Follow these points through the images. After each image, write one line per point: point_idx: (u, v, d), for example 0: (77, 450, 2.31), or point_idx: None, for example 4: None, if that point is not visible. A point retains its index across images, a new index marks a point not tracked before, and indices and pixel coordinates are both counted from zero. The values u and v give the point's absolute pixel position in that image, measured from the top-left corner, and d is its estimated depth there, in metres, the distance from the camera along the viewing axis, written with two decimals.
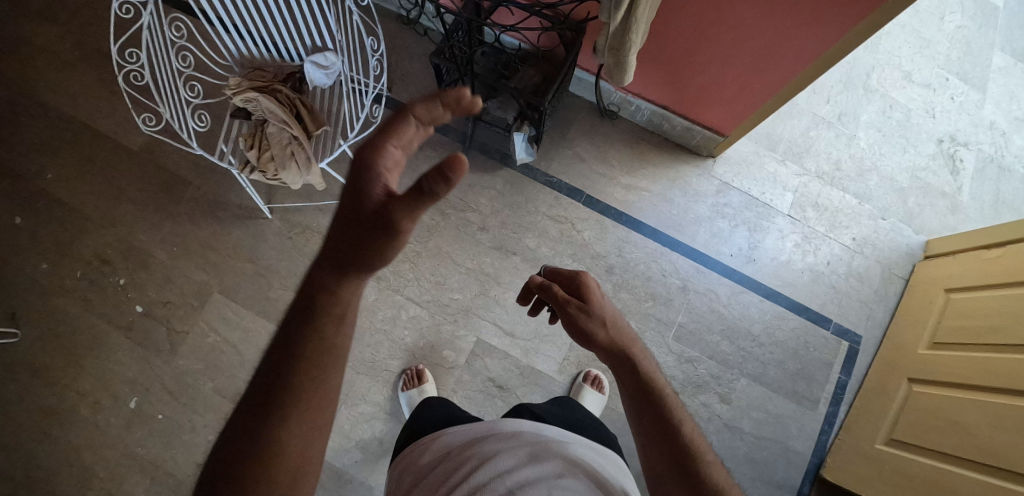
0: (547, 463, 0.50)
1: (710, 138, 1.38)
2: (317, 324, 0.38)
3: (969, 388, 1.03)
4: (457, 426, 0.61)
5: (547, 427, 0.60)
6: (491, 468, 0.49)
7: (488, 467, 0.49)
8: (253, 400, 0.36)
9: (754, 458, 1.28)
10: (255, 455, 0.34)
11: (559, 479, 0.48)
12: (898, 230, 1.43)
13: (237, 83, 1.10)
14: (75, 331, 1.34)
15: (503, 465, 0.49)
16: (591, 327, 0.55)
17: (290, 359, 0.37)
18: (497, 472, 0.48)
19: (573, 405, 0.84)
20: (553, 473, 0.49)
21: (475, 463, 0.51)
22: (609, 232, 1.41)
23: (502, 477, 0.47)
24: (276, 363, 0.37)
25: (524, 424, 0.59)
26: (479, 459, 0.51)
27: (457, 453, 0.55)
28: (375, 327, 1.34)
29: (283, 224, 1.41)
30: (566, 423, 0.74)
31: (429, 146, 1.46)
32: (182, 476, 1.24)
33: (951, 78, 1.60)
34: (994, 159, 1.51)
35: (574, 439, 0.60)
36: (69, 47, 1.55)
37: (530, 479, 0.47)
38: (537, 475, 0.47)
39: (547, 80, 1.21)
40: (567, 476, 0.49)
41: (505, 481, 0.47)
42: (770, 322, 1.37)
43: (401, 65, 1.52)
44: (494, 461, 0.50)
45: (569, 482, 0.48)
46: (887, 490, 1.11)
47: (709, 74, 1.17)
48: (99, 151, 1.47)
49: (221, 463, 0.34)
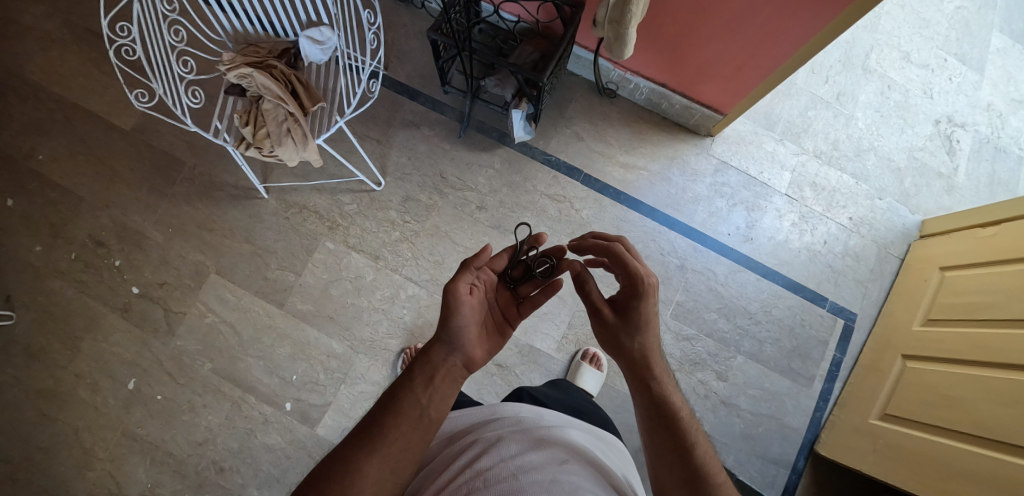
0: (554, 451, 0.46)
1: (709, 117, 1.38)
2: (418, 388, 0.48)
3: (962, 362, 1.04)
4: (460, 418, 0.60)
5: (549, 415, 0.59)
6: (495, 452, 0.45)
7: (492, 453, 0.45)
8: (357, 432, 0.44)
9: (749, 434, 1.30)
10: (341, 469, 0.41)
11: (566, 465, 0.44)
12: (895, 210, 1.44)
13: (231, 59, 1.08)
14: (73, 313, 1.33)
15: (506, 450, 0.45)
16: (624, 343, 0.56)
17: (392, 406, 0.46)
18: (500, 456, 0.44)
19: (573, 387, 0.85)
20: (559, 458, 0.44)
21: (478, 450, 0.47)
22: (607, 211, 1.41)
23: (506, 461, 0.43)
24: (384, 405, 0.46)
25: (527, 414, 0.57)
26: (482, 445, 0.48)
27: (458, 445, 0.52)
28: (373, 306, 1.34)
29: (279, 204, 1.40)
30: (565, 406, 0.76)
31: (426, 125, 1.45)
32: (183, 456, 1.24)
33: (950, 58, 1.59)
34: (990, 139, 1.52)
35: (579, 429, 0.59)
36: (57, 26, 1.51)
37: (534, 463, 0.42)
38: (544, 459, 0.43)
39: (546, 56, 1.20)
40: (574, 463, 0.45)
41: (508, 464, 0.42)
42: (767, 301, 1.38)
43: (398, 43, 1.50)
44: (498, 447, 0.46)
45: (575, 468, 0.44)
46: (880, 465, 1.12)
47: (709, 51, 1.16)
48: (91, 131, 1.45)
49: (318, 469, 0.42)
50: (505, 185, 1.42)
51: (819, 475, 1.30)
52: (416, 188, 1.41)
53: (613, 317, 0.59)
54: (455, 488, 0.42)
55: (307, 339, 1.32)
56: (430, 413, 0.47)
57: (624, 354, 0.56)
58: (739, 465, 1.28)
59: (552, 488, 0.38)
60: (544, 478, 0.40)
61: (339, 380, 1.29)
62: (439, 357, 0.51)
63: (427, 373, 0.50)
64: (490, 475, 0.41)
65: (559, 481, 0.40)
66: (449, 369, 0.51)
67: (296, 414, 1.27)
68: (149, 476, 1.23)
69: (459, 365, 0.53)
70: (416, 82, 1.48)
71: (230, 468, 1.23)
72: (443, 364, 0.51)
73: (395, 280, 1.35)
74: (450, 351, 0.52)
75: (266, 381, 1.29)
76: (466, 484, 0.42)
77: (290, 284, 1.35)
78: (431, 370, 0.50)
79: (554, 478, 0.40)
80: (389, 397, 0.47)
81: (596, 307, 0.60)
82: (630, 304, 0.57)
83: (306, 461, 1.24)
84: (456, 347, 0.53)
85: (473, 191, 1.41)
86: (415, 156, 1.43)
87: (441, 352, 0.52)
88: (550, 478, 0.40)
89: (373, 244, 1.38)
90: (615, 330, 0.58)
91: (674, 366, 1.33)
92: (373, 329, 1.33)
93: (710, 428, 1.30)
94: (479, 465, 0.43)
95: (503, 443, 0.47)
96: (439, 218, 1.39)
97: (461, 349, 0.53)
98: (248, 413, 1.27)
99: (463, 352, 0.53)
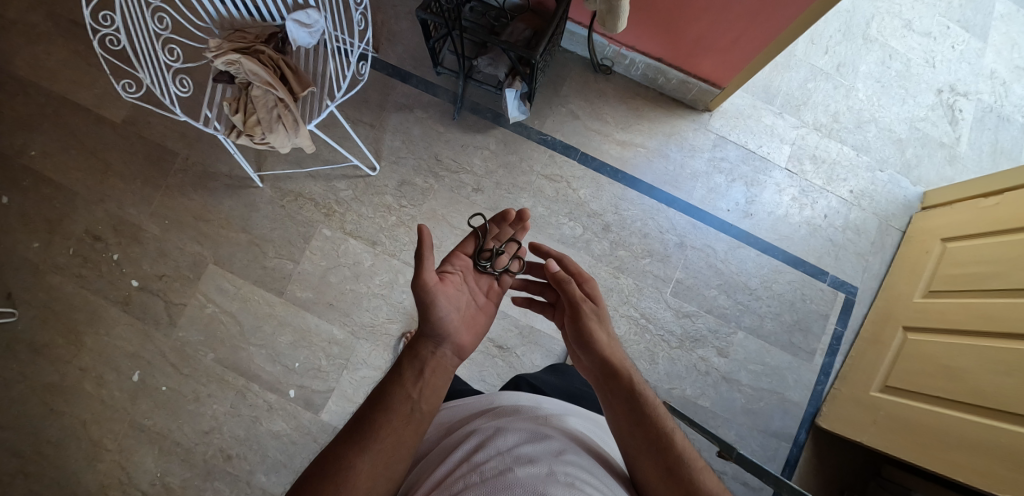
0: (550, 441, 0.46)
1: (706, 91, 1.36)
2: (404, 382, 0.49)
3: (964, 334, 1.04)
4: (455, 408, 0.60)
5: (547, 403, 0.59)
6: (490, 443, 0.45)
7: (489, 444, 0.45)
8: (349, 432, 0.45)
9: (751, 408, 1.31)
10: (336, 467, 0.41)
11: (563, 456, 0.43)
12: (896, 181, 1.42)
13: (218, 45, 1.05)
14: (73, 308, 1.33)
15: (503, 442, 0.45)
16: (598, 337, 0.57)
17: (383, 401, 0.47)
18: (496, 448, 0.44)
19: (572, 371, 0.85)
20: (556, 449, 0.44)
21: (474, 440, 0.47)
22: (605, 189, 1.40)
23: (502, 453, 0.43)
24: (374, 402, 0.47)
25: (525, 402, 0.57)
26: (477, 436, 0.48)
27: (454, 435, 0.52)
28: (373, 292, 1.34)
29: (274, 192, 1.39)
30: (564, 394, 0.76)
31: (420, 108, 1.43)
32: (190, 445, 1.26)
33: (952, 26, 1.55)
34: (993, 108, 1.49)
35: (578, 416, 0.58)
36: (42, 18, 1.48)
37: (530, 455, 0.42)
38: (539, 451, 0.43)
39: (538, 33, 1.17)
40: (571, 453, 0.45)
41: (504, 457, 0.42)
42: (767, 276, 1.37)
43: (388, 25, 1.48)
44: (494, 438, 0.46)
45: (572, 458, 0.44)
46: (880, 436, 1.13)
47: (704, 23, 1.13)
48: (82, 125, 1.43)
49: (312, 468, 0.42)
50: (501, 166, 1.41)
51: (820, 447, 1.31)
52: (411, 172, 1.40)
53: (591, 312, 0.60)
54: (452, 480, 0.41)
55: (308, 326, 1.32)
56: (422, 408, 0.48)
57: (601, 349, 0.56)
58: (739, 438, 1.29)
59: (547, 480, 0.38)
60: (540, 470, 0.39)
61: (340, 365, 1.30)
62: (427, 351, 0.53)
63: (417, 368, 0.51)
64: (487, 467, 0.41)
65: (555, 473, 0.39)
66: (438, 362, 0.53)
67: (299, 401, 1.28)
68: (158, 465, 1.25)
69: (449, 355, 0.55)
70: (407, 64, 1.46)
71: (238, 455, 1.25)
72: (433, 358, 0.53)
73: (393, 265, 1.35)
74: (438, 343, 0.54)
75: (269, 369, 1.30)
76: (462, 477, 0.41)
77: (289, 272, 1.35)
78: (421, 363, 0.51)
79: (550, 471, 0.40)
80: (380, 394, 0.48)
81: (577, 300, 0.61)
82: (599, 306, 0.62)
83: (312, 446, 1.25)
84: (444, 338, 0.54)
85: (469, 173, 1.40)
86: (409, 139, 1.41)
87: (429, 347, 0.53)
88: (546, 470, 0.40)
89: (370, 230, 1.37)
90: (589, 323, 0.59)
91: (675, 343, 1.33)
92: (373, 314, 1.33)
93: (712, 404, 1.31)
94: (475, 458, 0.43)
95: (501, 434, 0.47)
96: (435, 201, 1.39)
97: (449, 339, 0.55)
98: (253, 401, 1.28)
99: (451, 342, 0.55)
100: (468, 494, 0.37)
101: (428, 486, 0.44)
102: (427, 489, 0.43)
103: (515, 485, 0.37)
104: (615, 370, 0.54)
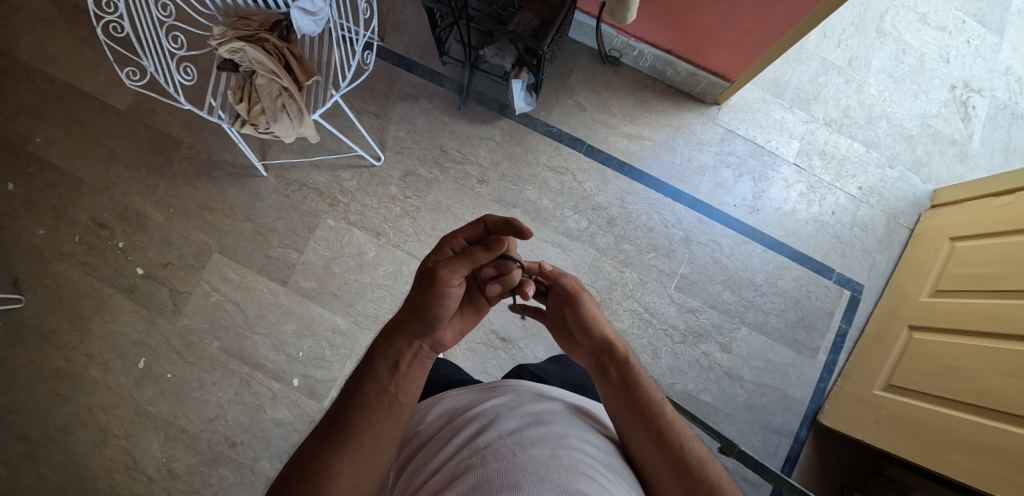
0: (552, 426, 0.45)
1: (716, 85, 1.34)
2: (375, 369, 0.49)
3: (971, 333, 1.03)
4: (458, 394, 0.59)
5: (550, 390, 0.58)
6: (492, 427, 0.45)
7: (489, 430, 0.44)
8: (326, 430, 0.46)
9: (753, 404, 1.31)
10: (311, 467, 0.43)
11: (565, 440, 0.43)
12: (905, 179, 1.40)
13: (221, 33, 1.04)
14: (79, 295, 1.34)
15: (504, 426, 0.45)
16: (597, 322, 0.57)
17: (354, 395, 0.48)
18: (499, 431, 0.44)
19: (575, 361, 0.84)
20: (557, 434, 0.44)
21: (475, 425, 0.47)
22: (610, 182, 1.39)
23: (504, 437, 0.43)
24: (346, 397, 0.48)
25: (527, 388, 0.56)
26: (477, 422, 0.47)
27: (456, 422, 0.51)
28: (376, 282, 1.34)
29: (278, 181, 1.38)
30: (567, 383, 0.75)
31: (425, 98, 1.42)
32: (195, 431, 1.27)
33: (968, 20, 1.52)
34: (1008, 105, 1.46)
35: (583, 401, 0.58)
36: (46, 4, 1.47)
37: (534, 440, 0.42)
38: (540, 435, 0.43)
39: (546, 24, 1.16)
40: (573, 436, 0.44)
41: (507, 440, 0.42)
42: (772, 272, 1.36)
43: (393, 13, 1.46)
44: (495, 422, 0.46)
45: (574, 442, 0.43)
46: (885, 433, 1.12)
47: (715, 15, 1.11)
48: (87, 112, 1.43)
49: (295, 467, 0.44)
50: (506, 157, 1.40)
51: (820, 443, 1.31)
52: (416, 162, 1.39)
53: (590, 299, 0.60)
54: (453, 465, 0.41)
55: (312, 315, 1.32)
56: (397, 398, 0.48)
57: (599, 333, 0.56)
58: (739, 434, 1.30)
59: (549, 463, 0.38)
60: (542, 453, 0.39)
61: (343, 355, 1.30)
62: (403, 342, 0.50)
63: (391, 361, 0.49)
64: (490, 451, 0.41)
65: (558, 456, 0.39)
66: (415, 354, 0.50)
67: (303, 390, 1.28)
68: (163, 451, 1.26)
69: (426, 350, 0.51)
70: (413, 53, 1.45)
71: (241, 442, 1.26)
72: (408, 350, 0.50)
73: (397, 256, 1.35)
74: (416, 335, 0.50)
75: (273, 358, 1.30)
76: (464, 462, 0.41)
77: (292, 262, 1.36)
78: (396, 355, 0.49)
79: (552, 453, 0.39)
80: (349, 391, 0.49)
81: (575, 289, 0.59)
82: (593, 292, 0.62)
83: None
84: (427, 334, 0.50)
85: (474, 164, 1.39)
86: (414, 129, 1.40)
87: (406, 338, 0.50)
88: (549, 454, 0.39)
89: (375, 221, 1.37)
90: (589, 310, 0.58)
91: (678, 338, 1.33)
92: (377, 305, 1.33)
93: (713, 399, 1.31)
94: (478, 441, 0.43)
95: (500, 420, 0.46)
96: (440, 193, 1.38)
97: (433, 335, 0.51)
98: (257, 390, 1.29)
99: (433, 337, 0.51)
100: (465, 480, 0.37)
101: (428, 471, 0.44)
102: (428, 473, 0.44)
103: (516, 469, 0.37)
104: (611, 347, 0.55)
